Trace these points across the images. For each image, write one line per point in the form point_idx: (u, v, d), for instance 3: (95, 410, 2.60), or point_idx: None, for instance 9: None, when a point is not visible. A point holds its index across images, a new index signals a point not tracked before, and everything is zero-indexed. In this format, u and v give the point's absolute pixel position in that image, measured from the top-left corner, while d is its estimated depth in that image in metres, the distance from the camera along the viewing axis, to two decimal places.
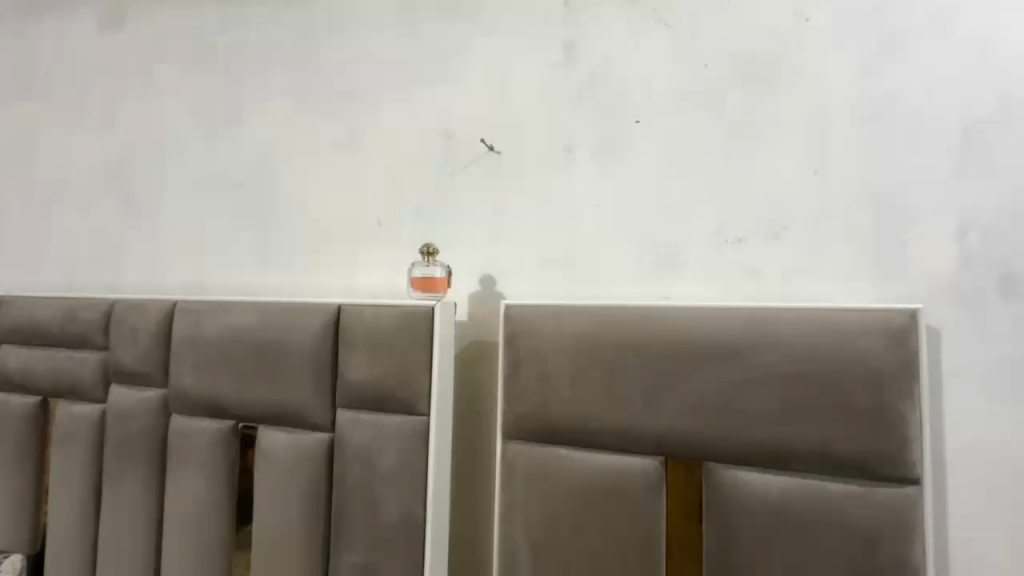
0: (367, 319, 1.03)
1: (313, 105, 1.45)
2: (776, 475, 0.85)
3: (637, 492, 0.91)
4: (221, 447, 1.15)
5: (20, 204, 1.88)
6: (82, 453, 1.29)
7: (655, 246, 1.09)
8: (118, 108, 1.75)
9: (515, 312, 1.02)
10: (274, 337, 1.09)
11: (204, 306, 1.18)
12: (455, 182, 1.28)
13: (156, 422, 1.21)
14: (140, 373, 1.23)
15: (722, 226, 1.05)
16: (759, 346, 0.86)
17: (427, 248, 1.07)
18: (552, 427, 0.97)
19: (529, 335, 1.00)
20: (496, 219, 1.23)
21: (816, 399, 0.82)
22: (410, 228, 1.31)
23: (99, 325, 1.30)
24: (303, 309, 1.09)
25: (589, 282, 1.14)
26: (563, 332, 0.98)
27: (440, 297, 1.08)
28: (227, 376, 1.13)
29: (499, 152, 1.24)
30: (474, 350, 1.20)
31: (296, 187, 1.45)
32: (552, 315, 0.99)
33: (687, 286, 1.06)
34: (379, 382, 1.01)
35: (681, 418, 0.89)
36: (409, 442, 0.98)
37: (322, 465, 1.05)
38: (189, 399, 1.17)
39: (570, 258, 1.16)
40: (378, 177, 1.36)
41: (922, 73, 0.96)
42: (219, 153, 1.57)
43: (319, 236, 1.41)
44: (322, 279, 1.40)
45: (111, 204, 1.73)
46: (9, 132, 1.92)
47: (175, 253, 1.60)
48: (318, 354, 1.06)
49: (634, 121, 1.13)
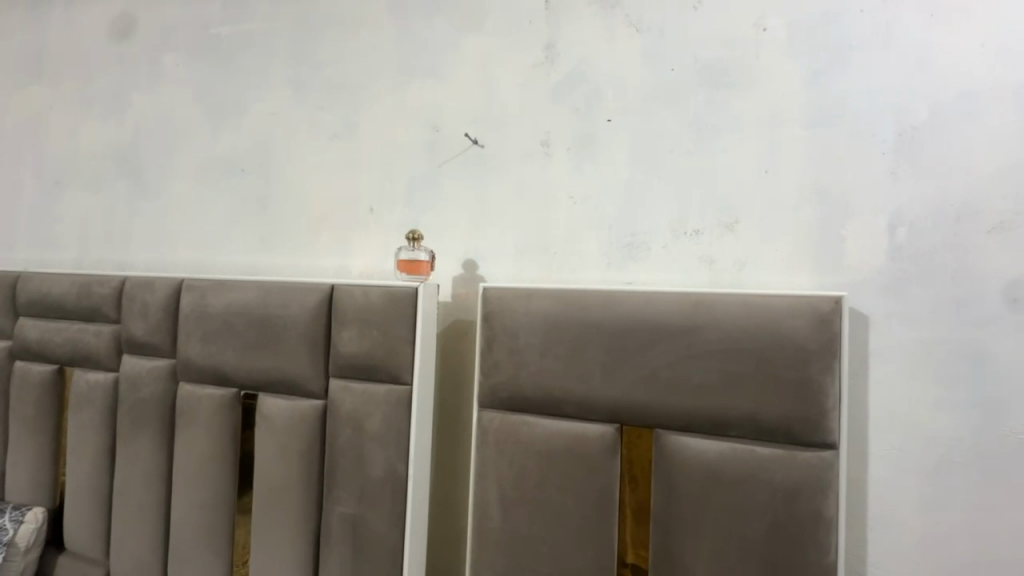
0: (358, 298, 1.13)
1: (311, 97, 1.54)
2: (715, 440, 0.96)
3: (595, 453, 1.03)
4: (225, 412, 1.26)
5: (32, 184, 1.98)
6: (97, 417, 1.40)
7: (622, 236, 1.20)
8: (126, 94, 1.84)
9: (492, 294, 1.13)
10: (273, 313, 1.20)
11: (210, 283, 1.29)
12: (441, 173, 1.37)
13: (165, 388, 1.33)
14: (150, 344, 1.34)
15: (683, 219, 1.15)
16: (704, 326, 0.97)
17: (413, 234, 1.17)
18: (522, 397, 1.08)
19: (503, 314, 1.11)
20: (479, 209, 1.33)
21: (750, 374, 0.93)
22: (399, 215, 1.41)
23: (112, 300, 1.40)
24: (300, 287, 1.19)
25: (561, 268, 1.24)
26: (533, 312, 1.08)
27: (424, 279, 1.18)
28: (230, 348, 1.24)
29: (483, 146, 1.34)
30: (456, 328, 1.31)
31: (295, 175, 1.55)
32: (524, 297, 1.10)
33: (649, 273, 1.17)
34: (367, 354, 1.12)
35: (634, 389, 1.00)
36: (394, 408, 1.10)
37: (317, 428, 1.16)
38: (196, 369, 1.29)
39: (544, 246, 1.26)
40: (371, 167, 1.45)
41: (864, 82, 1.06)
42: (223, 140, 1.66)
43: (315, 221, 1.51)
44: (318, 261, 1.50)
45: (119, 186, 1.83)
46: (20, 115, 2.01)
47: (181, 234, 1.70)
48: (313, 329, 1.16)
49: (606, 120, 1.22)
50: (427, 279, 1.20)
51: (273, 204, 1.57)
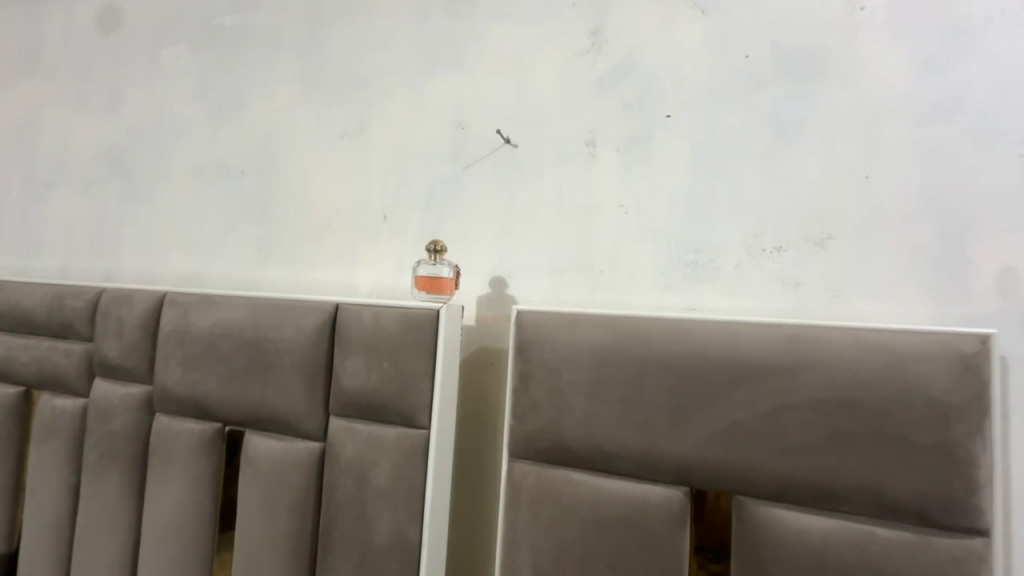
0: (367, 321, 0.94)
1: (321, 91, 1.38)
2: (817, 516, 0.75)
3: (657, 524, 0.82)
4: (206, 451, 1.07)
5: (19, 186, 1.83)
6: (62, 450, 1.21)
7: (683, 252, 1.00)
8: (122, 90, 1.70)
9: (528, 319, 0.93)
10: (265, 336, 1.01)
11: (195, 299, 1.11)
12: (466, 176, 1.19)
13: (138, 420, 1.14)
14: (124, 368, 1.16)
15: (760, 233, 0.95)
16: (803, 369, 0.76)
17: (434, 245, 0.98)
18: (564, 448, 0.88)
19: (542, 345, 0.91)
20: (510, 218, 1.14)
21: (868, 432, 0.72)
22: (417, 224, 1.23)
23: (85, 316, 1.22)
24: (299, 306, 1.01)
25: (608, 289, 1.04)
26: (579, 342, 0.89)
27: (446, 300, 0.98)
28: (213, 376, 1.05)
29: (516, 146, 1.15)
30: (481, 358, 1.11)
31: (300, 177, 1.37)
32: (568, 324, 0.90)
33: (717, 298, 0.97)
34: (376, 390, 0.92)
35: (709, 445, 0.79)
36: (406, 457, 0.90)
37: (312, 477, 0.96)
38: (174, 399, 1.09)
39: (587, 262, 1.07)
40: (385, 169, 1.28)
41: (991, 70, 0.86)
42: (222, 139, 1.50)
43: (321, 230, 1.33)
44: (322, 275, 1.32)
45: (110, 189, 1.67)
46: (11, 114, 1.87)
47: (173, 242, 1.53)
48: (312, 356, 0.97)
49: (665, 115, 1.04)
50: (450, 299, 1.00)
51: (274, 210, 1.40)
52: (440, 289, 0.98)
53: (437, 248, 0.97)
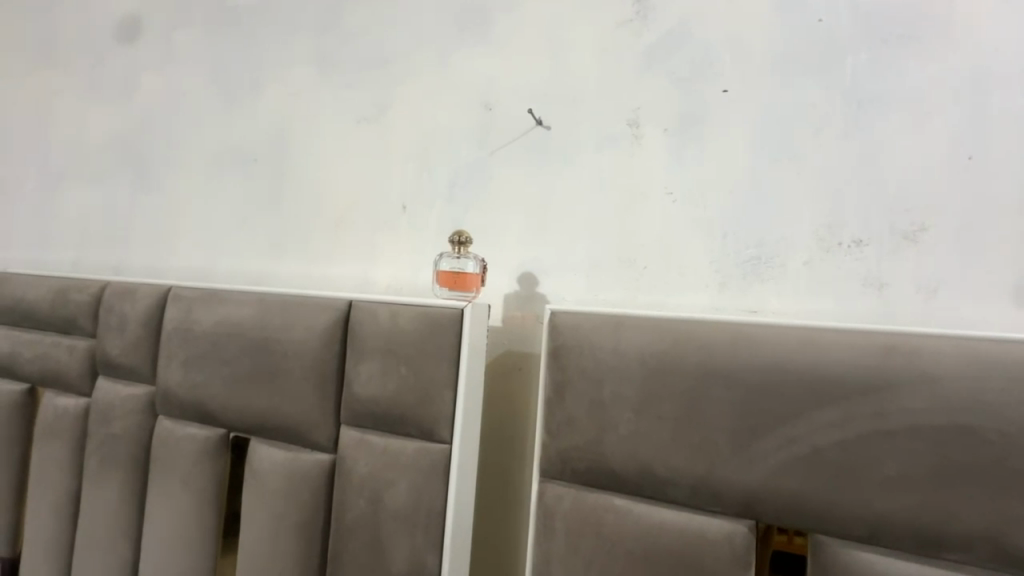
0: (383, 321, 0.84)
1: (337, 73, 1.28)
2: (918, 565, 0.62)
3: (717, 563, 0.70)
4: (209, 459, 0.99)
5: (34, 178, 1.79)
6: (63, 453, 1.14)
7: (741, 246, 0.87)
8: (135, 78, 1.63)
9: (565, 321, 0.82)
10: (273, 336, 0.91)
11: (201, 293, 1.02)
12: (494, 162, 1.08)
13: (140, 423, 1.06)
14: (127, 367, 1.08)
15: (835, 225, 0.82)
16: (903, 387, 0.63)
17: (458, 237, 0.87)
18: (606, 470, 0.76)
19: (580, 351, 0.80)
20: (541, 208, 1.03)
21: (986, 466, 0.60)
22: (438, 216, 1.13)
23: (89, 311, 1.15)
24: (309, 303, 0.91)
25: (654, 288, 0.92)
26: (624, 348, 0.77)
27: (471, 298, 0.87)
28: (217, 379, 0.96)
29: (549, 128, 1.04)
30: (509, 363, 1.01)
31: (314, 165, 1.28)
32: (612, 328, 0.79)
33: (783, 299, 0.84)
34: (392, 399, 0.82)
35: (783, 473, 0.67)
36: (425, 475, 0.79)
37: (321, 493, 0.87)
38: (176, 401, 1.01)
39: (629, 257, 0.95)
40: (406, 156, 1.18)
41: None
42: (235, 126, 1.42)
43: (336, 222, 1.24)
44: (337, 270, 1.22)
45: (122, 180, 1.61)
46: (28, 103, 1.83)
47: (184, 234, 1.46)
48: (322, 359, 0.87)
49: (721, 90, 0.91)
50: (475, 297, 0.89)
51: (288, 201, 1.31)
52: (463, 286, 0.87)
53: (461, 239, 0.86)
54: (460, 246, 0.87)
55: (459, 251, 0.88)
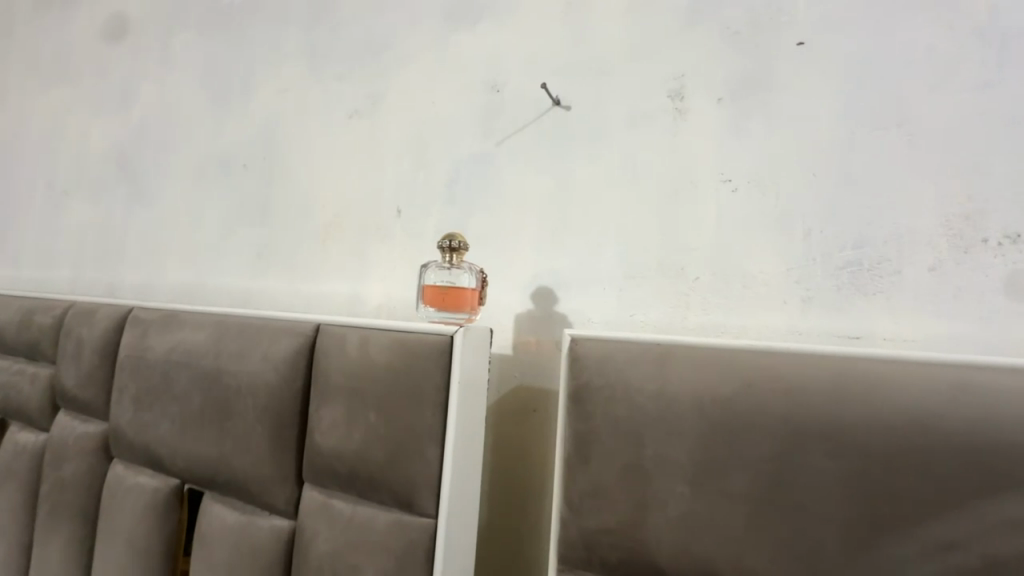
0: (351, 351, 0.65)
1: (329, 64, 1.13)
2: None
3: None
4: (159, 516, 0.82)
5: (41, 195, 1.74)
6: (18, 497, 1.00)
7: (832, 248, 0.64)
8: (135, 88, 1.55)
9: (590, 352, 0.61)
10: (226, 367, 0.74)
11: (158, 316, 0.87)
12: (502, 154, 0.89)
13: (92, 467, 0.91)
14: (81, 400, 0.94)
15: (975, 214, 0.58)
16: None
17: (449, 241, 0.67)
18: (649, 564, 0.54)
19: (610, 393, 0.58)
20: (560, 207, 0.82)
21: None
22: (437, 221, 0.94)
23: (51, 335, 1.03)
24: (269, 327, 0.74)
25: (709, 306, 0.70)
26: (672, 392, 0.55)
27: (466, 320, 0.68)
28: (167, 418, 0.79)
29: (568, 108, 0.84)
30: (520, 403, 0.80)
31: (303, 167, 1.13)
32: (655, 362, 0.57)
33: (897, 321, 0.60)
34: (359, 454, 0.62)
35: None
36: (400, 561, 0.59)
37: (276, 572, 0.68)
38: (127, 444, 0.85)
39: (675, 266, 0.73)
40: (400, 151, 1.00)
41: None
42: (225, 131, 1.29)
43: (325, 231, 1.07)
44: (324, 287, 1.05)
45: (119, 193, 1.52)
46: (40, 121, 1.80)
47: (172, 250, 1.34)
48: (280, 398, 0.69)
49: (794, 43, 0.69)
50: (472, 318, 0.69)
51: (274, 209, 1.16)
52: (455, 305, 0.67)
53: (453, 245, 0.67)
54: (451, 253, 0.68)
55: (451, 261, 0.68)
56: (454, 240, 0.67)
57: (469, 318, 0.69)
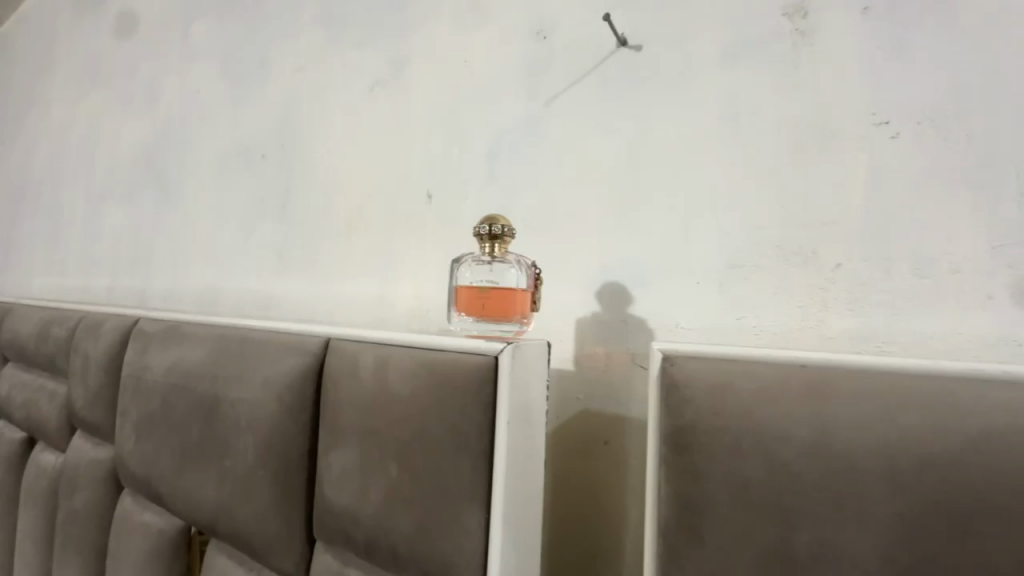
0: (365, 375, 0.50)
1: (348, 32, 0.99)
2: None
3: None
4: (164, 562, 0.70)
5: (81, 201, 1.71)
6: (38, 524, 0.93)
7: None
8: (160, 85, 1.48)
9: (696, 377, 0.42)
10: (225, 392, 0.61)
11: (160, 328, 0.76)
12: (552, 116, 0.71)
13: (101, 498, 0.81)
14: (91, 422, 0.85)
15: None
16: None
17: (490, 225, 0.50)
18: None
19: (733, 441, 0.39)
20: (631, 178, 0.63)
21: None
22: (475, 205, 0.77)
23: (65, 350, 0.95)
24: (274, 343, 0.60)
25: (858, 306, 0.49)
26: (841, 448, 0.36)
27: (515, 331, 0.51)
28: (167, 450, 0.68)
29: (638, 47, 0.64)
30: (585, 433, 0.62)
31: (322, 152, 0.99)
32: (805, 395, 0.38)
33: None
34: (376, 516, 0.47)
35: None
36: None
37: None
38: (131, 476, 0.75)
39: (803, 250, 0.52)
40: (428, 124, 0.84)
41: None
42: (244, 120, 1.18)
43: (348, 225, 0.93)
44: (348, 289, 0.91)
45: (148, 195, 1.45)
46: (79, 126, 1.78)
47: (196, 252, 1.25)
48: (285, 434, 0.55)
49: None
50: (523, 327, 0.52)
51: (295, 202, 1.03)
52: (500, 313, 0.50)
53: (495, 231, 0.50)
54: (492, 243, 0.51)
55: (492, 253, 0.51)
56: (496, 224, 0.50)
57: (519, 329, 0.52)
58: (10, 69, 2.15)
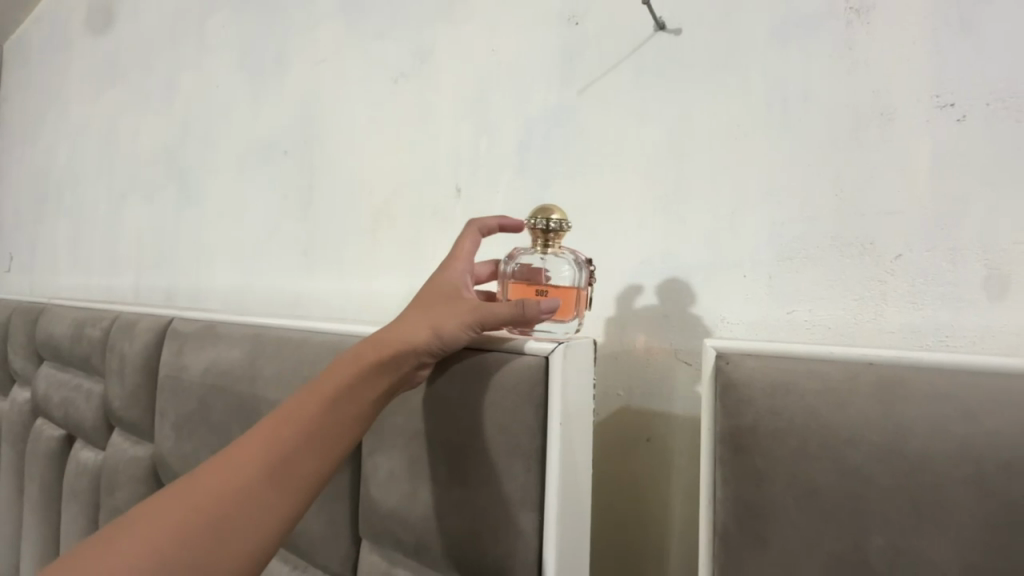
0: None
1: (369, 22, 0.97)
2: None
3: None
4: None
5: (103, 200, 1.73)
6: (82, 518, 0.96)
7: None
8: (178, 81, 1.47)
9: (753, 376, 0.41)
10: (265, 392, 0.62)
11: (195, 328, 0.76)
12: (585, 105, 0.69)
13: (143, 494, 0.83)
14: (129, 421, 0.86)
15: None
16: None
17: (544, 220, 0.48)
18: None
19: (798, 444, 0.37)
20: (671, 169, 0.61)
21: None
22: (507, 198, 0.75)
23: (100, 350, 0.96)
24: (313, 343, 0.60)
25: (919, 298, 0.47)
26: (918, 453, 0.34)
27: (571, 327, 0.50)
28: (207, 449, 0.68)
29: (677, 30, 0.62)
30: (626, 430, 0.61)
31: (345, 147, 0.98)
32: (876, 395, 0.36)
33: None
34: (426, 517, 0.47)
35: None
36: None
37: None
38: (171, 474, 0.76)
39: (860, 241, 0.50)
40: (455, 117, 0.82)
41: None
42: (264, 115, 1.17)
43: (374, 221, 0.92)
44: (376, 285, 0.91)
45: (169, 193, 1.46)
46: (99, 125, 1.79)
47: (221, 249, 1.25)
48: None
49: None
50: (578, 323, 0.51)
51: (318, 198, 1.03)
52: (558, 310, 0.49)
53: (549, 225, 0.47)
54: (546, 238, 0.48)
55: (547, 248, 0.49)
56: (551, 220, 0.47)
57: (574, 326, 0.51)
58: (29, 69, 2.16)
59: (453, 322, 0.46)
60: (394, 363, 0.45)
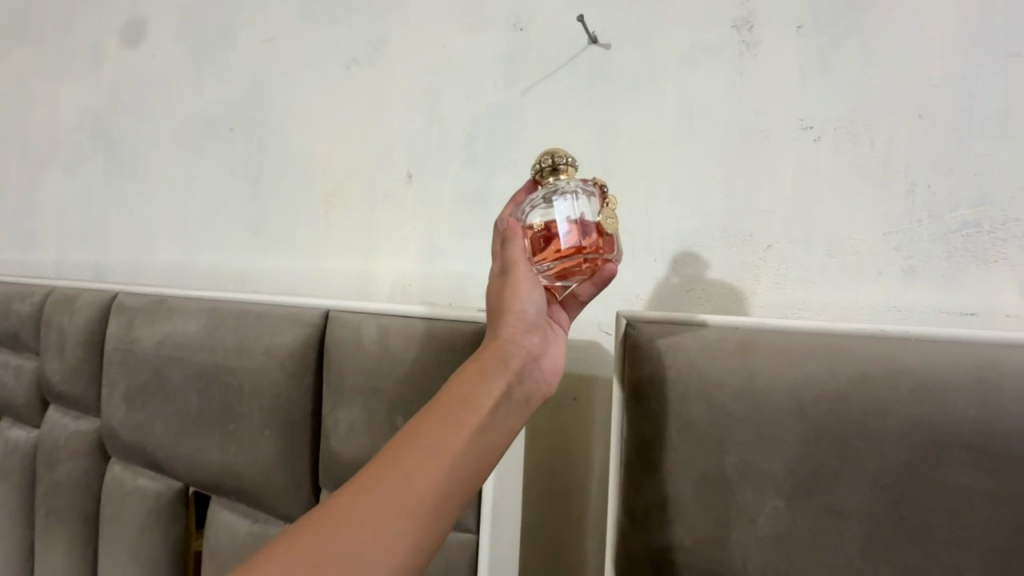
0: (367, 343, 0.58)
1: (321, 5, 0.98)
2: None
3: None
4: (162, 523, 0.74)
5: (15, 169, 1.59)
6: (15, 498, 0.94)
7: (942, 207, 0.53)
8: (106, 44, 1.39)
9: (652, 337, 0.51)
10: (225, 361, 0.66)
11: (144, 302, 0.77)
12: (527, 105, 0.76)
13: (88, 468, 0.83)
14: (70, 396, 0.85)
15: None
16: None
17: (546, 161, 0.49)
18: None
19: (681, 390, 0.48)
20: (598, 167, 0.71)
21: None
22: (455, 186, 0.82)
23: (32, 326, 0.93)
24: (272, 315, 0.65)
25: (781, 281, 0.60)
26: (762, 391, 0.45)
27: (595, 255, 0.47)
28: (163, 418, 0.71)
29: (607, 45, 0.71)
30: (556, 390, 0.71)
31: (296, 128, 1.00)
32: (737, 351, 0.47)
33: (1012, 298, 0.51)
34: None
35: None
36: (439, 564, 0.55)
37: None
38: (122, 446, 0.77)
39: (742, 233, 0.62)
40: (406, 106, 0.87)
41: None
42: (208, 89, 1.15)
43: (326, 202, 0.96)
44: (327, 265, 0.95)
45: (97, 164, 1.38)
46: (7, 85, 1.64)
47: (159, 225, 1.22)
48: (290, 397, 0.61)
49: None
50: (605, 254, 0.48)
51: (267, 177, 1.04)
52: (584, 247, 0.47)
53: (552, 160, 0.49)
54: (554, 175, 0.49)
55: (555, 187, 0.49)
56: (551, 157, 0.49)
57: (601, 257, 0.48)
58: None
59: (518, 291, 0.48)
60: (504, 356, 0.45)
